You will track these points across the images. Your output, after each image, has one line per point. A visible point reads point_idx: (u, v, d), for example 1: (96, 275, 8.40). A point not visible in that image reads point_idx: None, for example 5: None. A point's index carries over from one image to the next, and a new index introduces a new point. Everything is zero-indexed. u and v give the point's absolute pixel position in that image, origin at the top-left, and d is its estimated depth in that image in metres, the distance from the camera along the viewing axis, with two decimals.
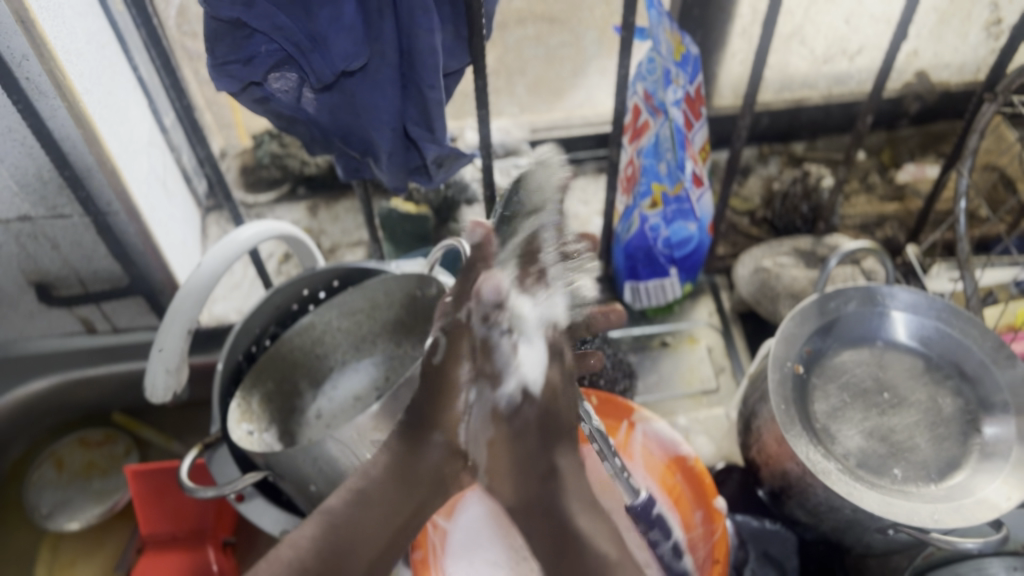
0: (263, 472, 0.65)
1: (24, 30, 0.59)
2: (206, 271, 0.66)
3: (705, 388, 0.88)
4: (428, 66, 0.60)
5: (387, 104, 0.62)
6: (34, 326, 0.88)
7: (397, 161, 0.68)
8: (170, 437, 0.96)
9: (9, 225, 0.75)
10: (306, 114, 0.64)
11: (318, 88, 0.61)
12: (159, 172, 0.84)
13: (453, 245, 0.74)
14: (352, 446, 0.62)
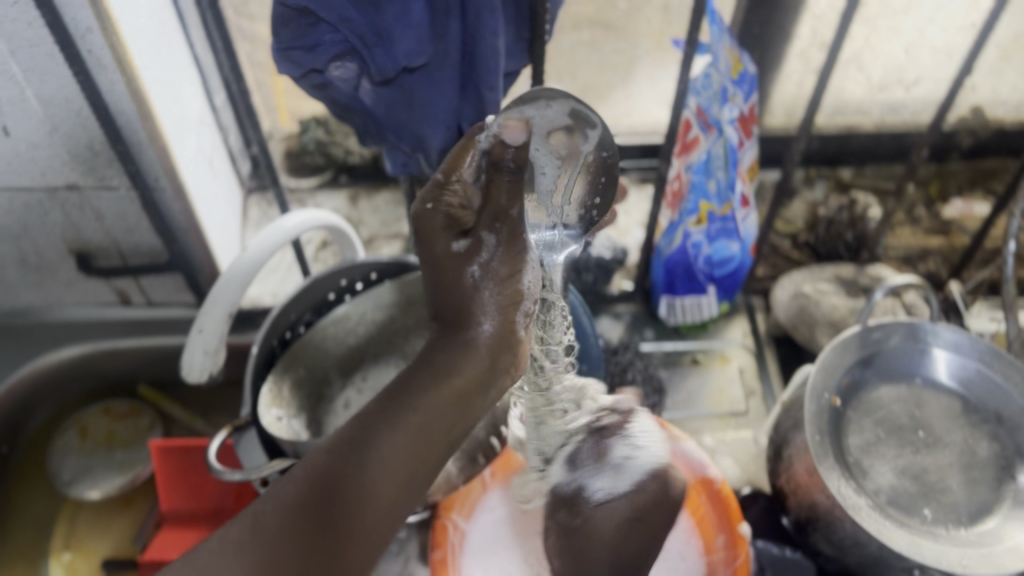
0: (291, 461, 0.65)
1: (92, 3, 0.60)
2: (251, 257, 0.66)
3: (733, 409, 0.87)
4: (489, 68, 0.60)
5: (445, 103, 0.62)
6: (71, 294, 0.89)
7: None
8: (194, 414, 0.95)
9: (56, 192, 0.76)
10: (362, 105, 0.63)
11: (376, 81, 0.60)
12: (207, 151, 0.84)
13: None
14: None
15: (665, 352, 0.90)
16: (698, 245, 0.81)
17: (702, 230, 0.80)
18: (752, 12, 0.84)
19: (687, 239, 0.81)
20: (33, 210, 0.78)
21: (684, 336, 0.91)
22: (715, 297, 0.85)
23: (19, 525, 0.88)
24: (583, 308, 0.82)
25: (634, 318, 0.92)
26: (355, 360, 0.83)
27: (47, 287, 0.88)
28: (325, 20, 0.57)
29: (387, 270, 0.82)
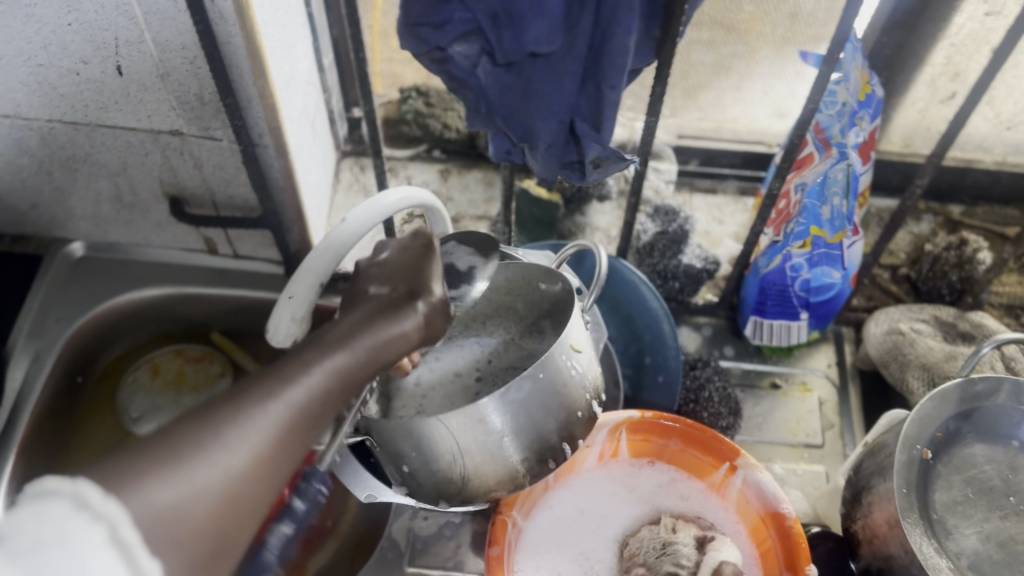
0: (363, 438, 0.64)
1: None
2: (350, 228, 0.66)
3: (808, 441, 0.85)
4: (615, 67, 0.58)
5: (563, 96, 0.61)
6: (160, 235, 0.90)
7: (555, 153, 0.65)
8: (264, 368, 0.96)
9: (159, 136, 0.76)
10: (478, 84, 0.63)
11: (499, 63, 0.60)
12: (310, 111, 0.84)
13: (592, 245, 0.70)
14: (458, 435, 0.60)
15: (743, 371, 0.88)
16: (797, 268, 0.77)
17: (805, 254, 0.76)
18: (887, 32, 0.80)
19: (786, 262, 0.77)
20: (135, 150, 0.79)
21: (766, 358, 0.89)
22: (806, 325, 0.82)
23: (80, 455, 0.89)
24: (669, 318, 0.79)
25: (715, 332, 0.90)
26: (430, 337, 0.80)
27: (137, 225, 0.89)
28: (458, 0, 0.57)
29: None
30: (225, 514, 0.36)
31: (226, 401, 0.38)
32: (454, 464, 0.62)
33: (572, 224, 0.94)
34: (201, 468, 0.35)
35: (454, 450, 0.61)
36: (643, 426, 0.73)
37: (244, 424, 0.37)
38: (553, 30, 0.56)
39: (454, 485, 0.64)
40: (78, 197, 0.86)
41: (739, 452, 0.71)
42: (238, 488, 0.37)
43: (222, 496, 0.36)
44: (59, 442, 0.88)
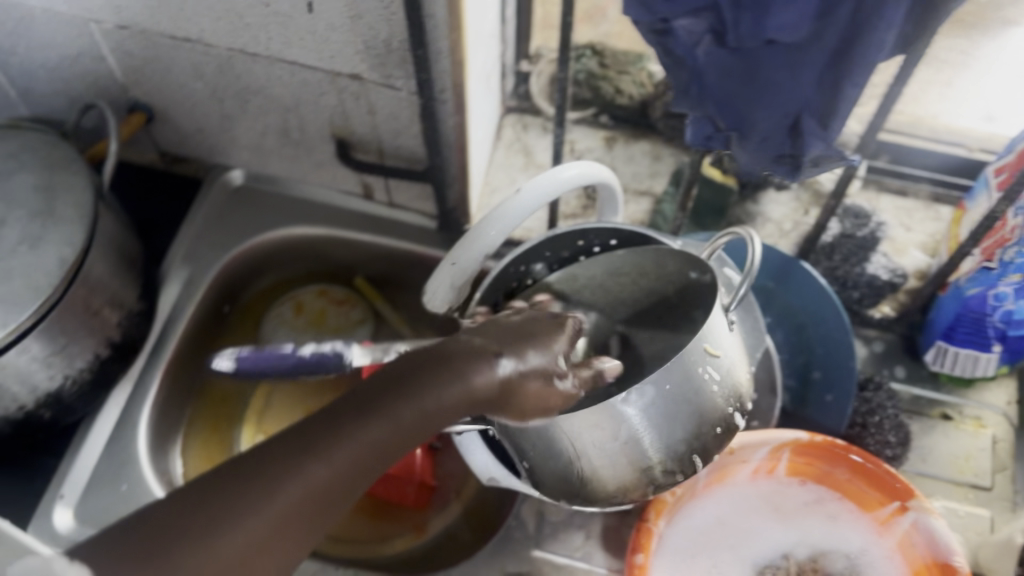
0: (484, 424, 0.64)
1: None
2: (521, 201, 0.63)
3: (975, 481, 0.78)
4: (864, 65, 0.52)
5: (794, 90, 0.55)
6: (319, 174, 0.88)
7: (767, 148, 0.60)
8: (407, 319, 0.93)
9: (339, 78, 0.74)
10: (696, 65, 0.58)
11: (725, 45, 0.54)
12: (488, 65, 0.79)
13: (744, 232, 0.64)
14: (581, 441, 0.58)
15: (913, 396, 0.81)
16: (1000, 297, 0.70)
17: (1014, 284, 0.69)
18: None
19: (990, 288, 0.70)
20: (311, 88, 0.76)
21: (939, 385, 0.82)
22: (997, 358, 0.75)
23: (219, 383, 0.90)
24: (850, 335, 0.73)
25: (886, 349, 0.83)
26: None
27: (297, 162, 0.88)
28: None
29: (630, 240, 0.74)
30: (273, 537, 0.43)
31: (275, 464, 0.43)
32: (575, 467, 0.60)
33: (742, 212, 0.88)
34: (221, 540, 0.41)
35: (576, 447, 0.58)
36: (809, 451, 0.68)
37: (277, 489, 0.42)
38: (799, 20, 0.50)
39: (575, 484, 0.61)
40: (244, 128, 0.85)
41: (912, 493, 0.65)
42: (291, 512, 0.43)
43: (240, 558, 0.42)
44: (199, 372, 0.89)
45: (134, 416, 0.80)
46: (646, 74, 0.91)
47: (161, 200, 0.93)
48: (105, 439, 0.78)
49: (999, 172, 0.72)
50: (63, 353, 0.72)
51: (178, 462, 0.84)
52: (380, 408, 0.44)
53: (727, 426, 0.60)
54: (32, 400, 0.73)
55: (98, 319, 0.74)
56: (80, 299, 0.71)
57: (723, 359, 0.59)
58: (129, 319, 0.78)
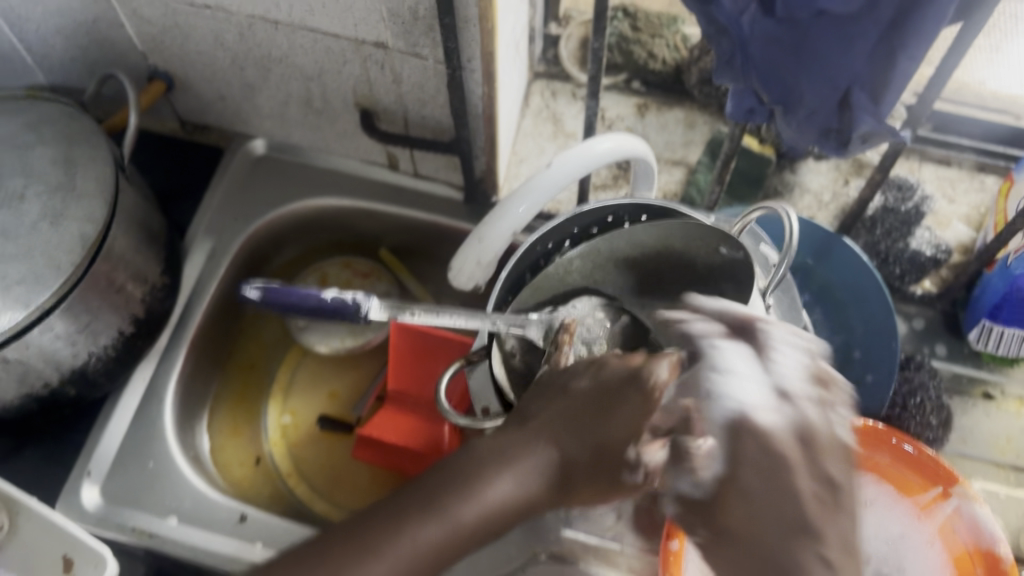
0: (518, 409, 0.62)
1: None
2: (553, 175, 0.61)
3: (1017, 462, 0.76)
4: (920, 39, 0.49)
5: (844, 63, 0.52)
6: (342, 144, 0.86)
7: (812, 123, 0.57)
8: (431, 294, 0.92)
9: (362, 46, 0.71)
10: (739, 35, 0.54)
11: (773, 15, 0.51)
12: (518, 31, 0.76)
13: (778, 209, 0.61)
14: None
15: (954, 375, 0.79)
16: None
17: None
18: None
19: None
20: (334, 57, 0.74)
21: (981, 364, 0.79)
22: None
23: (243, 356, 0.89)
24: (892, 315, 0.70)
25: (927, 326, 0.80)
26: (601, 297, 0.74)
27: (320, 132, 0.85)
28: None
29: (661, 214, 0.70)
30: None
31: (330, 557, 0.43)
32: None
33: (778, 182, 0.85)
34: None
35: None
36: (851, 434, 0.66)
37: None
38: None
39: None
40: (266, 97, 0.82)
41: (956, 479, 0.64)
42: None
43: None
44: (223, 345, 0.88)
45: (159, 392, 0.79)
46: (680, 38, 0.87)
47: (180, 170, 0.91)
48: (130, 415, 0.78)
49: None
50: (87, 331, 0.71)
51: (204, 437, 0.83)
52: (446, 503, 0.45)
53: None
54: (56, 378, 0.72)
55: (122, 295, 0.73)
56: (104, 276, 0.70)
57: None
58: (152, 294, 0.77)
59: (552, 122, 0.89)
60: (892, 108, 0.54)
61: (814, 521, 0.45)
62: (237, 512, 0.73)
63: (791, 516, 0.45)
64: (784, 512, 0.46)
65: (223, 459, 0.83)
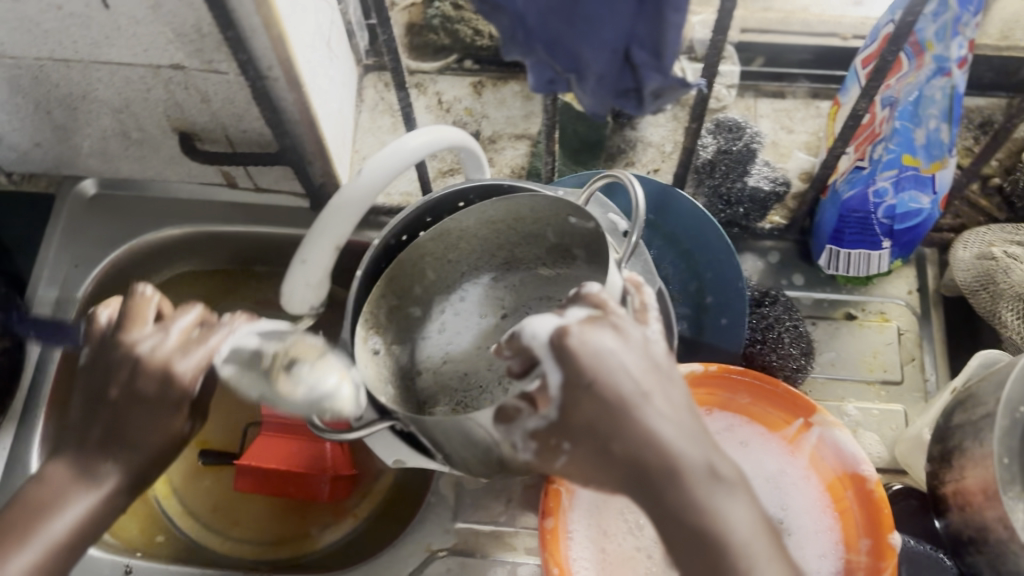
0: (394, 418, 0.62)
1: None
2: (365, 182, 0.57)
3: (886, 377, 0.78)
4: None
5: (615, 21, 0.51)
6: (176, 170, 0.83)
7: (606, 85, 0.56)
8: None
9: (160, 71, 0.69)
10: (513, 6, 0.53)
11: None
12: (325, 30, 0.75)
13: (623, 176, 0.62)
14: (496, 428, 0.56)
15: (815, 301, 0.80)
16: (880, 194, 0.68)
17: (892, 176, 0.67)
18: None
19: (869, 186, 0.68)
20: (137, 85, 0.71)
21: (840, 287, 0.81)
22: (888, 252, 0.74)
23: None
24: (735, 257, 0.72)
25: (783, 258, 0.82)
26: (461, 271, 0.74)
27: (148, 162, 0.82)
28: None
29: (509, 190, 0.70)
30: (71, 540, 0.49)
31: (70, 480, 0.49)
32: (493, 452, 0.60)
33: (621, 141, 0.85)
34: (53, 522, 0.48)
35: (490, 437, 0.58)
36: (710, 380, 0.66)
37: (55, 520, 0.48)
38: None
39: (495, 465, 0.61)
40: (83, 136, 0.79)
41: (814, 409, 0.65)
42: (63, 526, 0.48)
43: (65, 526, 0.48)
44: None
45: (23, 457, 0.76)
46: None
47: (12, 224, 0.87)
48: None
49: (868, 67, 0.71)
50: None
51: None
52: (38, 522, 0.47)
53: None
54: None
55: None
56: None
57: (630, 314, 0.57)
58: None
59: (389, 114, 0.87)
60: (676, 60, 0.53)
61: (716, 465, 0.44)
62: (122, 565, 0.74)
63: (659, 458, 0.43)
64: (647, 443, 0.43)
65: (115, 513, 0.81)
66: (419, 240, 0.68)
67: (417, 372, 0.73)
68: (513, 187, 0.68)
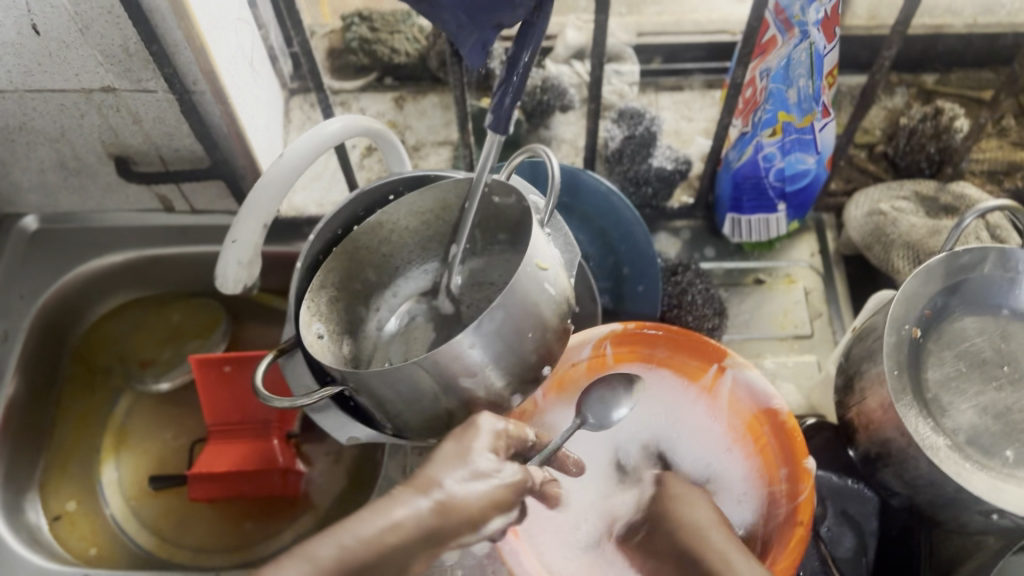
0: (338, 386, 0.64)
1: None
2: (287, 163, 0.61)
3: (797, 332, 0.84)
4: None
5: None
6: (111, 200, 0.88)
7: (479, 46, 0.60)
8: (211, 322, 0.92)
9: (91, 95, 0.72)
10: None
11: None
12: (246, 50, 0.81)
13: (533, 149, 0.67)
14: (443, 375, 0.61)
15: (726, 270, 0.87)
16: (769, 158, 0.76)
17: (777, 143, 0.74)
18: None
19: (759, 152, 0.75)
20: (70, 113, 0.74)
21: (747, 255, 0.88)
22: (785, 216, 0.81)
23: (54, 441, 0.86)
24: (642, 224, 0.78)
25: (694, 234, 0.89)
26: (394, 265, 0.78)
27: (86, 191, 0.86)
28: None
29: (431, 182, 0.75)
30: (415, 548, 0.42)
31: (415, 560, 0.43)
32: (440, 409, 0.64)
33: (537, 138, 0.93)
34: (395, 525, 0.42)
35: (438, 386, 0.62)
36: (628, 338, 0.71)
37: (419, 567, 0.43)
38: None
39: (439, 420, 0.65)
40: (20, 170, 0.82)
41: (726, 352, 0.69)
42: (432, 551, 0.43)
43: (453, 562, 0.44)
44: (43, 432, 0.86)
45: None
46: (417, 30, 0.95)
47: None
48: None
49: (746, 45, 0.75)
50: None
51: (45, 522, 0.81)
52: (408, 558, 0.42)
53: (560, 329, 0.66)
54: None
55: None
56: None
57: (551, 271, 0.64)
58: None
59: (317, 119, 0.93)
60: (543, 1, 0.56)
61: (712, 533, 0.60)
62: None
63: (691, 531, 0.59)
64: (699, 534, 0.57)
65: (66, 535, 0.81)
66: (352, 232, 0.73)
67: (361, 362, 0.76)
68: (437, 180, 0.74)
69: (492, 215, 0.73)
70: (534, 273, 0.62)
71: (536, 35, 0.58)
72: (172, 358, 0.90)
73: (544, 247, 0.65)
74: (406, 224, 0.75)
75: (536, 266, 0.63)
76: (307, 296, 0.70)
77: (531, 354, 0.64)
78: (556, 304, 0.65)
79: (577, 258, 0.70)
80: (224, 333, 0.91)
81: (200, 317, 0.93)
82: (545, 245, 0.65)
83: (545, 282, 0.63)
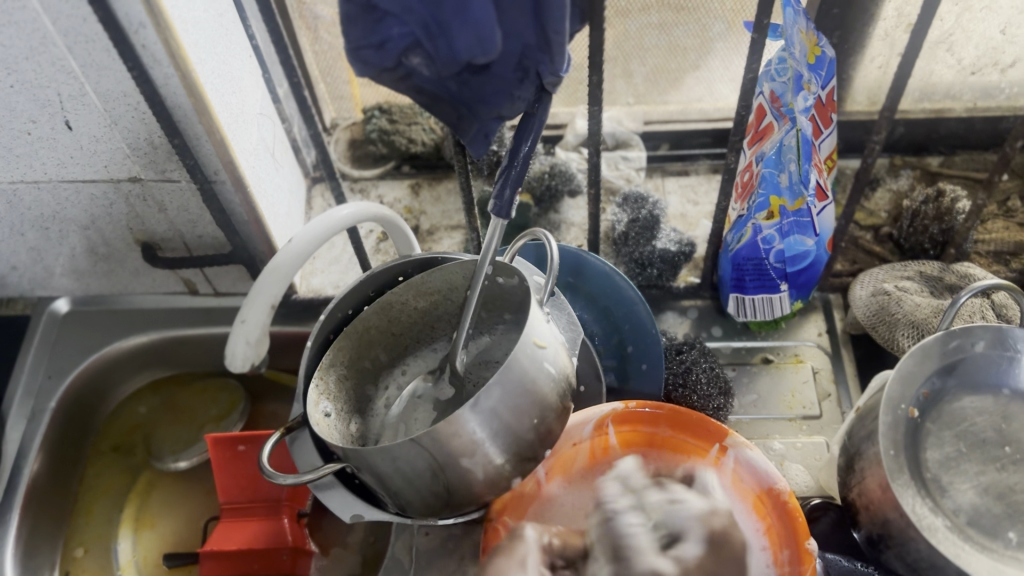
0: (343, 464, 0.64)
1: (154, 20, 0.61)
2: (296, 248, 0.64)
3: (806, 413, 0.83)
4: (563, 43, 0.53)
5: (508, 67, 0.55)
6: (140, 282, 0.93)
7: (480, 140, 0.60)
8: (230, 401, 0.95)
9: (120, 185, 0.77)
10: (446, 93, 0.56)
11: (448, 79, 0.55)
12: (268, 142, 0.86)
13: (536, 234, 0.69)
14: (445, 458, 0.61)
15: (734, 350, 0.88)
16: (769, 240, 0.77)
17: (774, 225, 0.76)
18: None
19: (757, 234, 0.77)
20: (99, 201, 0.79)
21: (755, 334, 0.89)
22: (788, 295, 0.81)
23: (76, 514, 0.89)
24: (645, 304, 0.80)
25: (701, 314, 0.91)
26: (404, 344, 0.81)
27: (116, 274, 0.91)
28: (390, 12, 0.51)
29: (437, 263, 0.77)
30: None
31: None
32: (438, 490, 0.64)
33: (547, 222, 0.97)
34: None
35: (433, 467, 0.62)
36: (630, 416, 0.71)
37: None
38: (483, 40, 0.51)
39: (440, 499, 0.65)
40: (54, 256, 0.87)
41: (726, 431, 0.68)
42: None
43: None
44: (66, 504, 0.88)
45: None
46: (431, 121, 0.99)
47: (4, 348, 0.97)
48: None
49: (746, 134, 0.78)
50: None
51: None
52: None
53: (563, 408, 0.66)
54: None
55: None
56: None
57: (550, 349, 0.64)
58: None
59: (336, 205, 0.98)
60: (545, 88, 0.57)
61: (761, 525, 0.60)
62: None
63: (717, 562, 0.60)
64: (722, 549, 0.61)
65: None
66: (360, 313, 0.74)
67: (368, 440, 0.78)
68: (447, 261, 0.75)
69: (499, 296, 0.75)
70: (534, 354, 0.62)
71: (536, 124, 0.59)
72: (192, 438, 0.93)
73: (544, 326, 0.65)
74: (413, 304, 0.77)
75: (535, 345, 0.63)
76: (316, 377, 0.70)
77: (533, 436, 0.64)
78: (558, 384, 0.65)
79: (581, 337, 0.71)
80: (242, 412, 0.94)
81: (219, 396, 0.95)
82: (544, 326, 0.65)
83: (542, 365, 0.63)
